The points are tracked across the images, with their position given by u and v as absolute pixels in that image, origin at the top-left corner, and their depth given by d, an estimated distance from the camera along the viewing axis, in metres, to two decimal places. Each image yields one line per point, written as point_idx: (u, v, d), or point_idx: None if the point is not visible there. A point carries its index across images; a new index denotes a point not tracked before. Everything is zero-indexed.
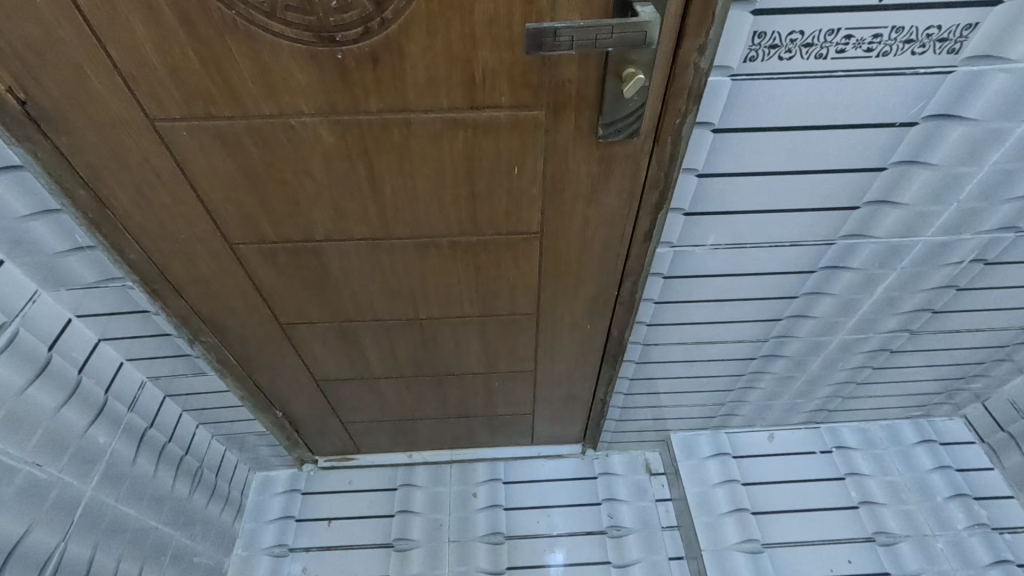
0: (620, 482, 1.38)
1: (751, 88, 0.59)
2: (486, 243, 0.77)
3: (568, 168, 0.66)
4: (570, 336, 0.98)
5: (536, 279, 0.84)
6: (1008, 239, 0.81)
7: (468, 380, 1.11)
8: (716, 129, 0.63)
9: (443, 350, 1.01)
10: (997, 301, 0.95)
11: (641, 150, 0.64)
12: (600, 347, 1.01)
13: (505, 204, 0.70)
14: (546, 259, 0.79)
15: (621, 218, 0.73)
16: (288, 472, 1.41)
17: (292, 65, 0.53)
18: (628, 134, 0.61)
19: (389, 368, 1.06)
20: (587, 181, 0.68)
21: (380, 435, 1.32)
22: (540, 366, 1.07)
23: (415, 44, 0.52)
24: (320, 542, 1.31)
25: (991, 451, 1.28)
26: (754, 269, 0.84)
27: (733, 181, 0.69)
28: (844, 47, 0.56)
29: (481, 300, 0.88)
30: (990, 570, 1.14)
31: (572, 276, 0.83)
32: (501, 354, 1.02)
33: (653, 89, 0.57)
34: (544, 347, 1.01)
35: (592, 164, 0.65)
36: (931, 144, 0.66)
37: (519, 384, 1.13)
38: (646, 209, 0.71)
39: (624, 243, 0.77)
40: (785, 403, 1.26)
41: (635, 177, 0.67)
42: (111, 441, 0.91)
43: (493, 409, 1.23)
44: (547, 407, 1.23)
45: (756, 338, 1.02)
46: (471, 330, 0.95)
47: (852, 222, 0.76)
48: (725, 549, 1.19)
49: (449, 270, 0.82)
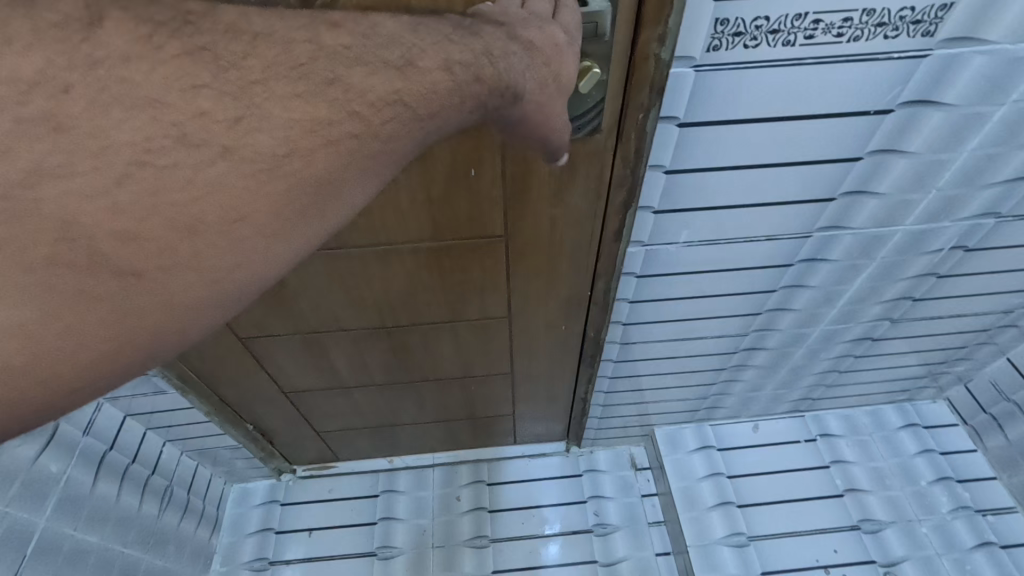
0: (605, 479, 1.36)
1: (716, 79, 0.55)
2: (448, 248, 0.72)
3: (529, 169, 0.62)
4: (546, 338, 0.95)
5: (505, 282, 0.80)
6: (988, 225, 0.78)
7: (444, 384, 1.07)
8: (682, 123, 0.59)
9: (416, 357, 0.97)
10: (979, 287, 0.93)
11: (604, 148, 0.60)
12: (576, 347, 0.98)
13: (467, 206, 0.66)
14: (513, 262, 0.76)
15: (587, 218, 0.69)
16: (266, 483, 1.37)
17: None
18: (589, 132, 0.57)
19: (360, 377, 1.02)
20: (550, 182, 0.64)
21: (358, 442, 1.28)
22: (517, 368, 1.04)
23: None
24: (302, 553, 1.28)
25: (974, 433, 1.27)
26: (730, 265, 0.81)
27: (703, 177, 0.66)
28: (812, 33, 0.52)
29: (450, 306, 0.85)
30: (974, 553, 1.14)
31: (542, 278, 0.79)
32: (475, 358, 0.99)
33: (612, 84, 0.53)
34: (519, 350, 0.98)
35: (554, 164, 0.61)
36: (908, 131, 0.63)
37: (497, 386, 1.10)
38: (613, 209, 0.67)
39: (594, 243, 0.73)
40: (768, 393, 1.24)
41: (600, 175, 0.63)
42: (65, 469, 0.85)
43: (472, 412, 1.20)
44: (528, 408, 1.21)
45: (736, 332, 1.00)
46: (443, 335, 0.92)
47: (829, 214, 0.73)
48: (711, 544, 1.18)
49: (414, 277, 0.77)
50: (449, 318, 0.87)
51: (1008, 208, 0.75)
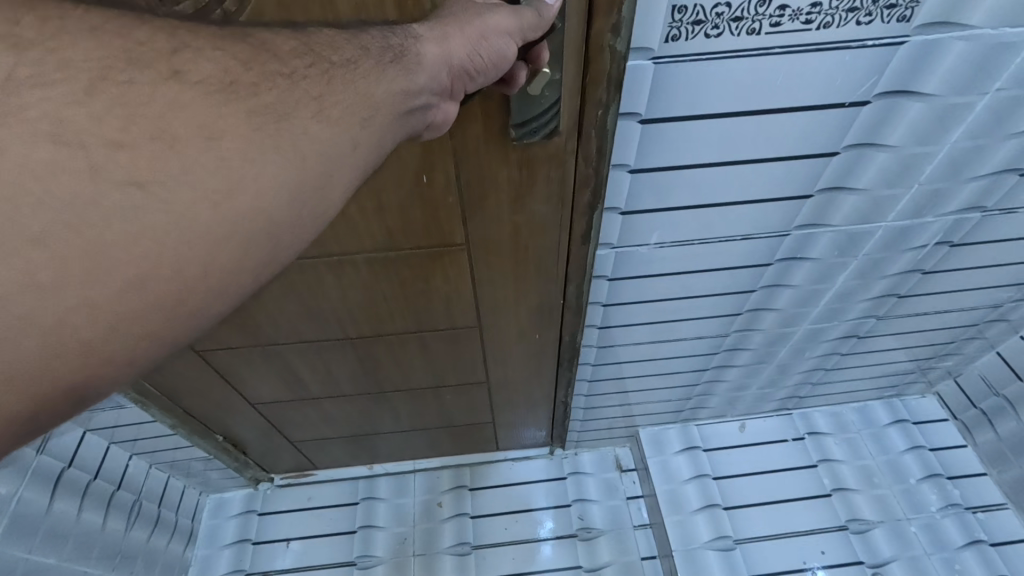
0: (590, 481, 1.33)
1: (677, 72, 0.51)
2: (407, 257, 0.68)
3: (486, 175, 0.57)
4: (520, 346, 0.91)
5: (471, 291, 0.76)
6: (973, 219, 0.75)
7: (417, 393, 1.04)
8: (643, 120, 0.55)
9: (386, 367, 0.93)
10: (966, 281, 0.90)
11: (565, 149, 0.56)
12: (552, 354, 0.94)
13: (423, 216, 0.61)
14: (478, 271, 0.71)
15: (553, 224, 0.65)
16: (243, 493, 1.34)
17: None
18: (546, 134, 0.53)
19: (329, 387, 0.98)
20: (510, 188, 0.59)
21: (334, 450, 1.25)
22: (493, 377, 1.00)
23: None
24: (280, 564, 1.25)
25: (964, 428, 1.25)
26: (705, 265, 0.78)
27: (670, 176, 0.62)
28: (779, 20, 0.48)
29: (415, 316, 0.81)
30: (963, 552, 1.12)
31: (510, 286, 0.75)
32: (447, 366, 0.95)
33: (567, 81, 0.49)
34: (493, 359, 0.93)
35: (512, 168, 0.56)
36: (886, 125, 0.59)
37: (473, 394, 1.06)
38: (579, 211, 0.63)
39: (562, 249, 0.69)
40: (755, 392, 1.21)
41: (562, 179, 0.59)
42: (15, 490, 0.81)
43: (449, 420, 1.16)
44: (508, 415, 1.17)
45: (716, 333, 0.97)
46: (411, 345, 0.88)
47: (806, 212, 0.70)
48: (696, 548, 1.15)
49: (375, 286, 0.73)
50: (416, 327, 0.83)
51: (993, 202, 0.72)
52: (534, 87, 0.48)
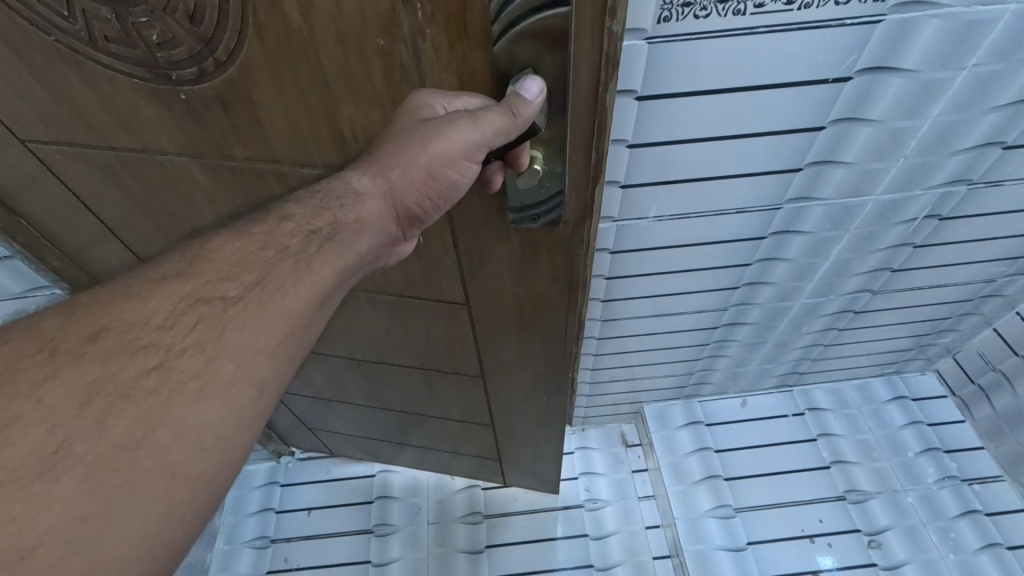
0: (596, 456, 1.38)
1: (669, 51, 0.55)
2: (408, 303, 0.74)
3: (485, 248, 0.60)
4: (518, 397, 0.93)
5: (471, 342, 0.79)
6: (961, 191, 0.78)
7: (421, 419, 1.09)
8: (640, 97, 0.60)
9: (396, 392, 0.99)
10: (957, 255, 0.93)
11: (568, 237, 0.57)
12: (550, 413, 0.96)
13: (424, 272, 0.67)
14: (475, 327, 0.75)
15: (549, 298, 0.66)
16: (267, 466, 1.41)
17: (137, 101, 0.48)
18: (547, 222, 0.54)
19: (338, 393, 1.05)
20: (510, 263, 0.61)
21: (353, 446, 1.29)
22: (494, 419, 1.02)
23: (262, 91, 0.45)
24: (301, 531, 1.32)
25: (962, 404, 1.28)
26: (702, 239, 0.82)
27: (666, 150, 0.67)
28: (762, 1, 0.52)
29: (417, 353, 0.86)
30: (958, 521, 1.15)
31: (506, 345, 0.78)
32: (449, 401, 0.99)
33: (571, 177, 0.50)
34: (492, 402, 0.96)
35: (513, 247, 0.59)
36: (869, 100, 0.63)
37: (475, 431, 1.09)
38: (572, 291, 0.65)
39: (556, 324, 0.71)
40: (755, 368, 1.25)
41: (563, 262, 0.60)
42: None
43: (457, 447, 1.18)
44: (513, 457, 1.18)
45: (716, 307, 1.01)
46: (414, 377, 0.93)
47: (796, 185, 0.74)
48: (698, 516, 1.20)
49: (389, 322, 0.79)
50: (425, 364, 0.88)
51: (978, 175, 0.75)
52: (525, 179, 0.49)
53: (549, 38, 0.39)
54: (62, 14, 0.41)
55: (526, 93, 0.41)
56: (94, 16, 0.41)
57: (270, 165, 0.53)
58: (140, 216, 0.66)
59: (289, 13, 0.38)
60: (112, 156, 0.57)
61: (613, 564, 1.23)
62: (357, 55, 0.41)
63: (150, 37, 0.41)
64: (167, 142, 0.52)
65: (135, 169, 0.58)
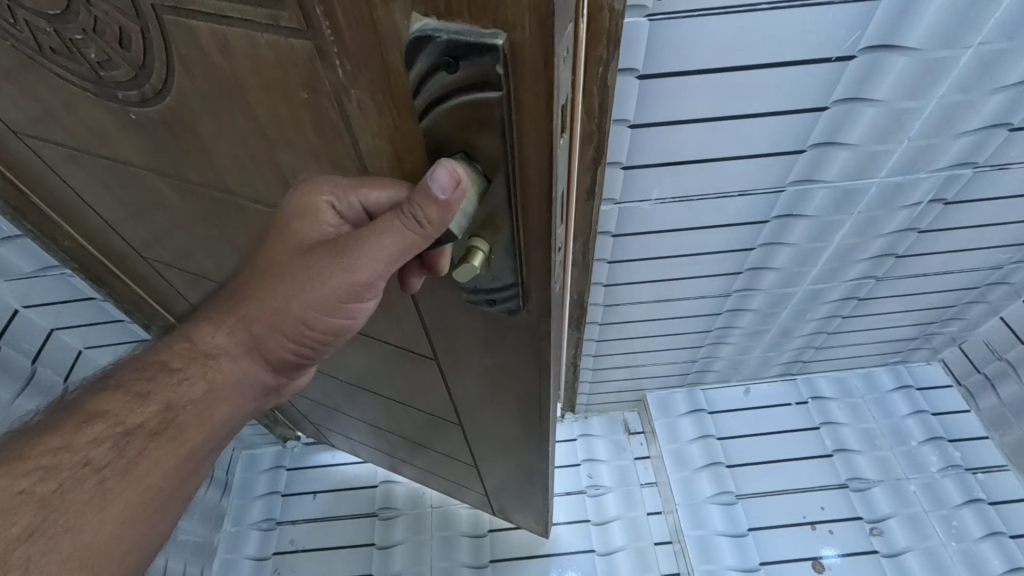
0: (599, 443, 1.39)
1: (671, 27, 0.55)
2: (387, 346, 0.72)
3: (453, 317, 0.56)
4: (496, 449, 0.89)
5: (447, 392, 0.77)
6: (967, 175, 0.78)
7: (406, 444, 1.08)
8: (641, 76, 0.60)
9: (388, 418, 0.99)
10: (962, 242, 0.93)
11: (535, 328, 0.51)
12: (527, 470, 0.91)
13: (400, 321, 0.64)
14: (449, 381, 0.72)
15: (520, 376, 0.61)
16: (273, 450, 1.43)
17: (99, 114, 0.48)
18: (509, 310, 0.47)
19: (325, 397, 1.05)
20: (478, 336, 0.57)
21: (352, 447, 1.30)
22: (475, 461, 1.00)
23: (203, 121, 0.43)
24: (306, 514, 1.34)
25: (968, 394, 1.27)
26: (704, 223, 0.83)
27: (668, 131, 0.67)
28: None
29: (399, 388, 0.84)
30: (961, 509, 1.15)
31: (481, 402, 0.74)
32: (431, 435, 0.97)
33: (534, 273, 0.43)
34: (471, 447, 0.93)
35: (479, 323, 0.54)
36: (873, 79, 0.63)
37: (458, 468, 1.07)
38: (543, 376, 0.60)
39: (529, 396, 0.66)
40: (758, 356, 1.25)
41: (530, 349, 0.54)
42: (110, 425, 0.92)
43: (445, 476, 1.15)
44: (497, 499, 1.14)
45: (718, 294, 1.01)
46: (399, 409, 0.92)
47: (799, 167, 0.74)
48: (699, 502, 1.21)
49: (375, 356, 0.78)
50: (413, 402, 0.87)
51: (984, 157, 0.75)
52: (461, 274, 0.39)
53: (474, 118, 0.32)
54: (9, 21, 0.40)
55: (434, 186, 0.34)
56: (36, 28, 0.40)
57: (230, 194, 0.53)
58: (125, 220, 0.67)
59: (208, 49, 0.35)
60: (91, 159, 0.57)
61: (614, 549, 1.24)
62: (285, 107, 0.38)
63: (90, 55, 0.40)
64: (136, 158, 0.52)
65: (113, 178, 0.59)
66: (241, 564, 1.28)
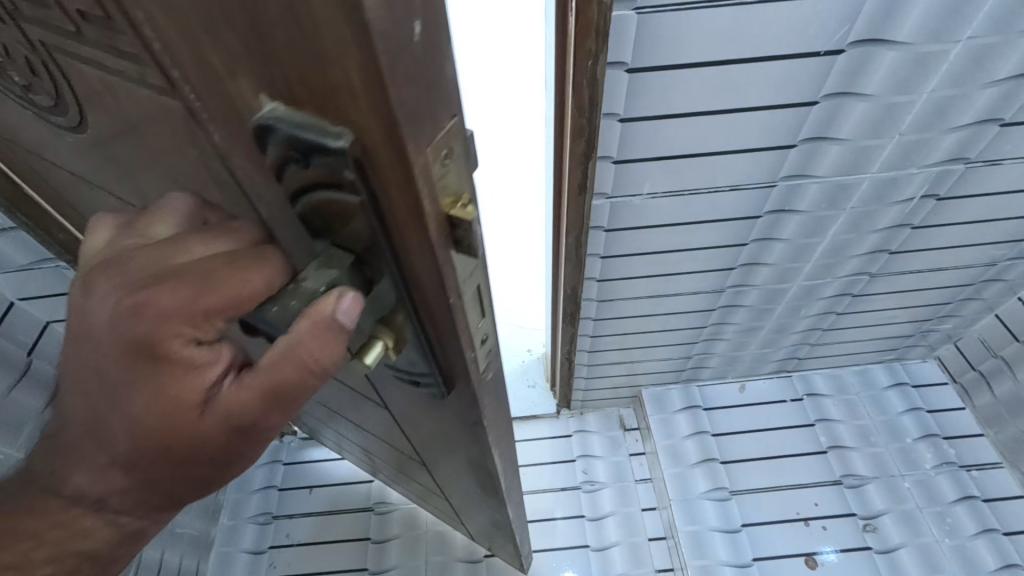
0: (595, 439, 1.39)
1: (660, 20, 0.55)
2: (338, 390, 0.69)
3: (389, 386, 0.53)
4: (456, 490, 0.86)
5: (401, 438, 0.74)
6: (959, 171, 0.78)
7: (377, 464, 1.06)
8: (631, 69, 0.60)
9: (358, 442, 0.97)
10: (956, 238, 0.93)
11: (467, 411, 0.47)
12: (489, 513, 0.88)
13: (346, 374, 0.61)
14: (400, 430, 0.69)
15: (463, 445, 0.58)
16: (269, 445, 1.44)
17: (39, 131, 0.45)
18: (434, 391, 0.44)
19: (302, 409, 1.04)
20: (415, 406, 0.53)
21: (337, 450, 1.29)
22: (442, 495, 0.96)
23: (120, 154, 0.39)
24: (302, 509, 1.35)
25: (963, 391, 1.27)
26: (696, 218, 0.83)
27: (657, 125, 0.67)
28: None
29: (357, 425, 0.82)
30: (955, 506, 1.15)
31: (432, 453, 0.71)
32: (397, 465, 0.95)
33: (452, 362, 0.39)
34: (434, 484, 0.91)
35: (413, 396, 0.51)
36: (862, 73, 0.63)
37: (427, 495, 1.04)
38: (486, 451, 0.56)
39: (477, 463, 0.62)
40: (753, 352, 1.25)
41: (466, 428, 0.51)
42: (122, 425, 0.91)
43: (418, 499, 1.13)
44: (468, 528, 1.11)
45: (711, 290, 1.01)
46: (363, 437, 0.90)
47: (791, 162, 0.74)
48: (694, 498, 1.21)
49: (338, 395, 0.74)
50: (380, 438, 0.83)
51: (976, 153, 0.75)
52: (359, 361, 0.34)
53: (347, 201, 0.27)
54: None
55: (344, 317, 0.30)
56: None
57: None
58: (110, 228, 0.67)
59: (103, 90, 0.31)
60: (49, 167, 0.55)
61: (609, 544, 1.24)
62: (197, 168, 0.34)
63: (16, 78, 0.37)
64: (86, 177, 0.50)
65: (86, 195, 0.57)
66: (237, 557, 1.28)
